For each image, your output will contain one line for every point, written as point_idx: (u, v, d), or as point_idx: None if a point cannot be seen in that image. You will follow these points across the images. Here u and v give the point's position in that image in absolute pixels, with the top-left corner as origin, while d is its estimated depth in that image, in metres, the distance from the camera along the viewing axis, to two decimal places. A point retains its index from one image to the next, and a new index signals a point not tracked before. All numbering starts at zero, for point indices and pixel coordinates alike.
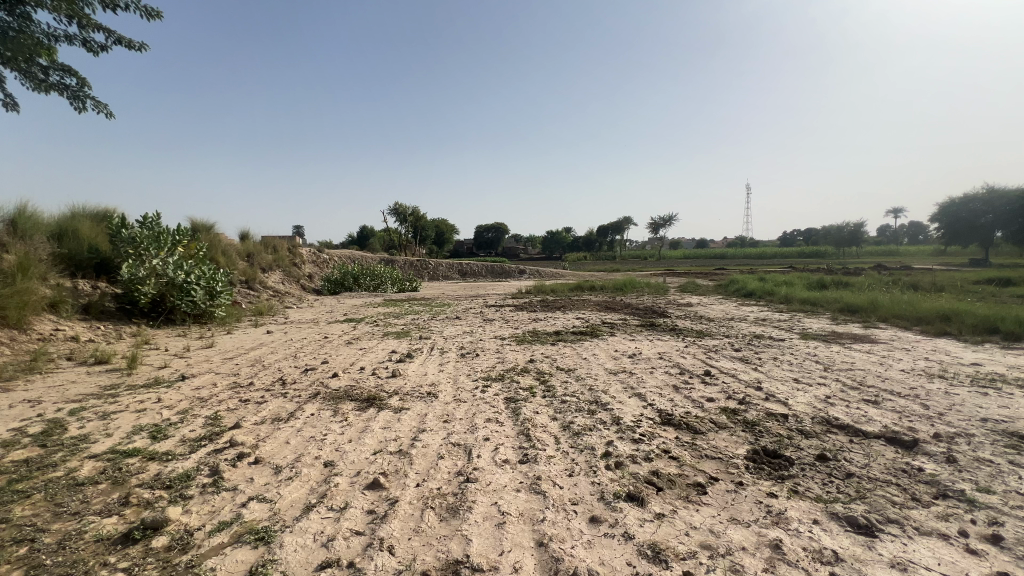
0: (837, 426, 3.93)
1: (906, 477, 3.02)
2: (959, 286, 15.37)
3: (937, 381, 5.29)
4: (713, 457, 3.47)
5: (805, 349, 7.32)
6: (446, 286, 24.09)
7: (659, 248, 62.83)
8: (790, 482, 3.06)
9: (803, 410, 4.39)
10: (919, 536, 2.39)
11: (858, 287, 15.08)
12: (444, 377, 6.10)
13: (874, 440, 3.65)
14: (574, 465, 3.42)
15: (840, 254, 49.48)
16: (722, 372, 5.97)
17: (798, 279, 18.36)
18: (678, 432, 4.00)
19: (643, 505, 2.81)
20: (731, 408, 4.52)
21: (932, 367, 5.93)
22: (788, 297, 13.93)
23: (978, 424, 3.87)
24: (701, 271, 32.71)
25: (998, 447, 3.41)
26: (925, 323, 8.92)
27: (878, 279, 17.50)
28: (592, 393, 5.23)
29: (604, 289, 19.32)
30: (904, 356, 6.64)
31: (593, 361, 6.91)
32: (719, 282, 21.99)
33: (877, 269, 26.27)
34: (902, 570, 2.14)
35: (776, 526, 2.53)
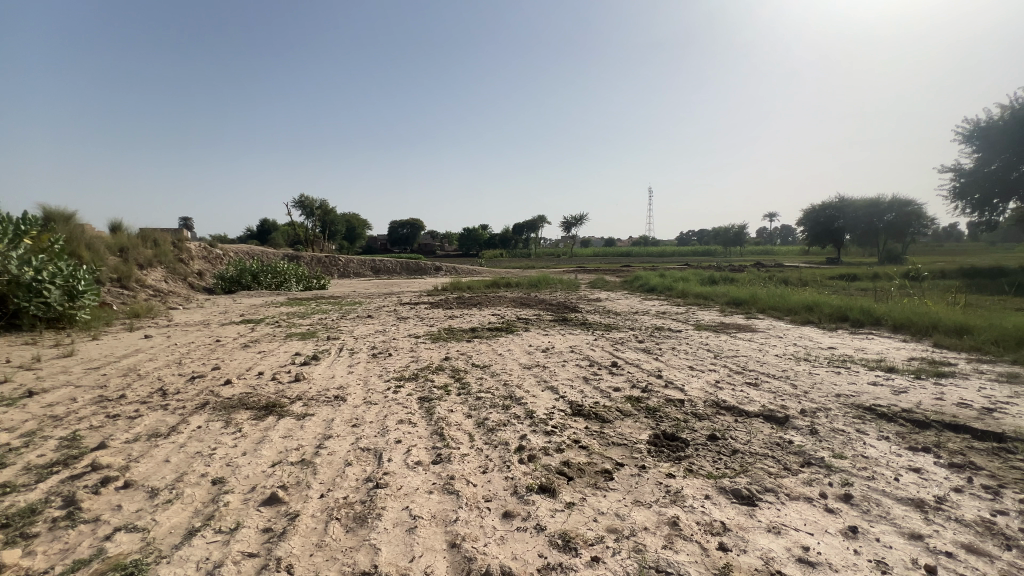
0: (725, 408, 4.35)
1: (779, 450, 3.41)
2: (819, 281, 17.88)
3: (802, 363, 6.08)
4: (619, 443, 3.65)
5: (698, 339, 8.03)
6: (357, 284, 23.07)
7: (571, 246, 65.55)
8: (686, 462, 3.32)
9: (697, 394, 4.80)
10: (789, 502, 2.71)
11: (740, 282, 16.91)
12: (355, 379, 5.80)
13: (755, 418, 4.08)
14: (488, 462, 3.42)
15: (728, 254, 55.34)
16: (627, 363, 6.34)
17: (692, 275, 20.20)
18: (588, 422, 4.16)
19: (554, 496, 2.88)
20: (634, 396, 4.81)
21: (799, 351, 6.81)
22: (684, 292, 15.21)
23: (833, 399, 4.51)
24: (610, 268, 34.62)
25: (849, 419, 3.99)
26: (793, 313, 10.24)
27: (757, 275, 19.82)
28: (506, 388, 5.28)
29: (519, 285, 19.66)
30: (777, 342, 7.56)
31: (508, 356, 7.00)
32: (625, 278, 23.43)
33: (756, 266, 29.81)
34: (777, 533, 2.40)
35: (673, 504, 2.73)
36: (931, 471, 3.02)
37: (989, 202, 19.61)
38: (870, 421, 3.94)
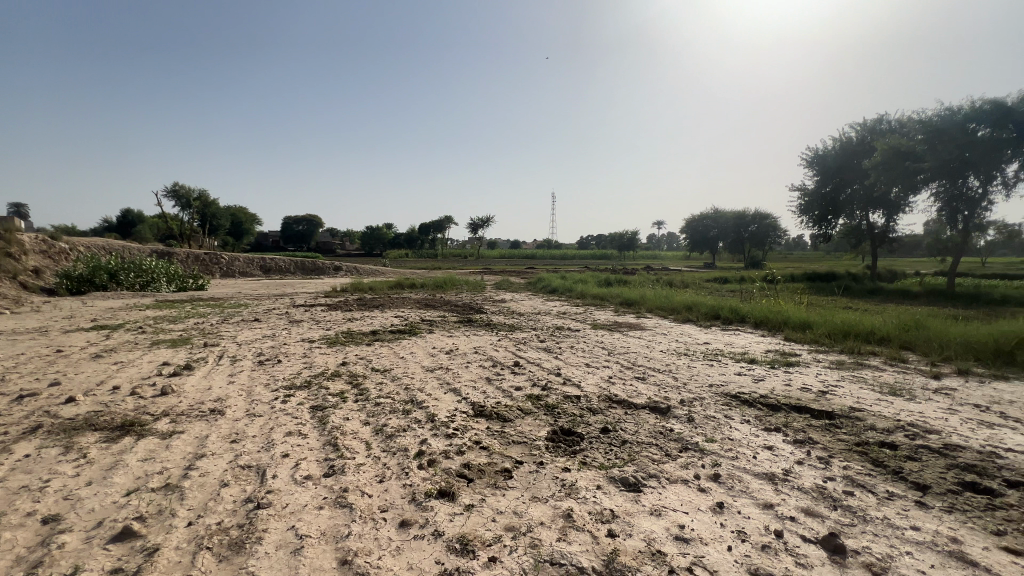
0: (616, 402, 4.65)
1: (662, 438, 3.73)
2: (698, 284, 19.97)
3: (683, 357, 6.73)
4: (519, 442, 3.73)
5: (595, 338, 8.51)
6: (243, 284, 20.90)
7: (478, 247, 65.82)
8: (580, 455, 3.48)
9: (591, 390, 5.08)
10: (669, 485, 2.96)
11: (633, 284, 18.32)
12: (237, 389, 5.24)
13: (642, 410, 4.42)
14: (386, 470, 3.28)
15: (622, 258, 59.50)
16: (529, 362, 6.52)
17: (591, 277, 21.38)
18: (489, 423, 4.19)
19: (454, 500, 2.85)
20: (535, 395, 4.96)
21: (680, 346, 7.54)
22: (583, 294, 16.07)
23: (707, 389, 5.05)
24: (516, 269, 35.39)
25: (718, 406, 4.49)
26: (676, 312, 11.31)
27: (647, 278, 21.55)
28: (408, 392, 5.13)
29: (424, 287, 19.28)
30: (663, 338, 8.29)
31: (411, 359, 6.81)
32: (529, 280, 24.04)
33: (647, 269, 32.44)
34: (657, 515, 2.61)
35: (568, 496, 2.84)
36: (781, 447, 3.51)
37: (825, 219, 23.21)
38: (735, 407, 4.47)
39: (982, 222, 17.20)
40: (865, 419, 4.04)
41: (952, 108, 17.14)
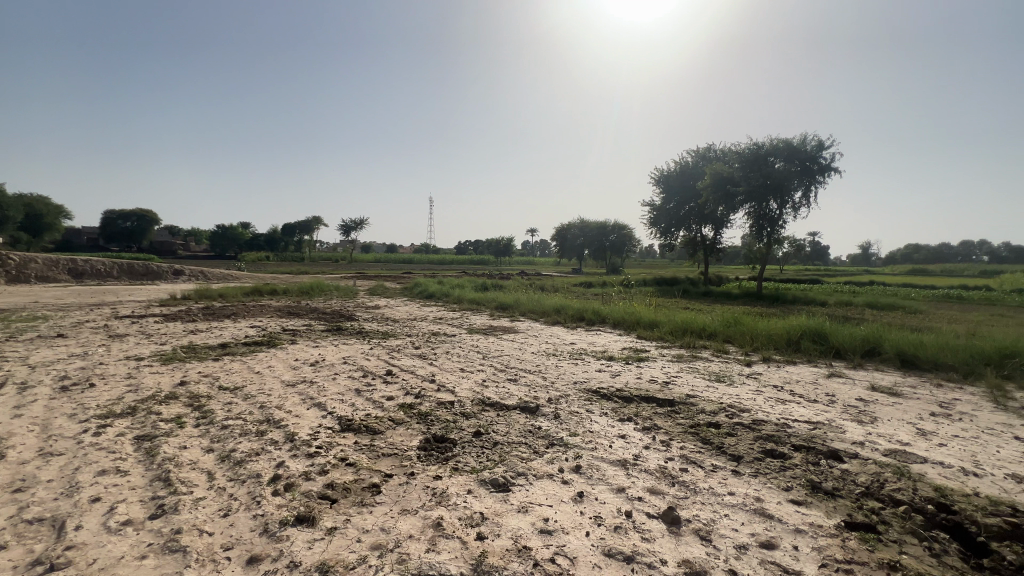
0: (489, 405, 4.74)
1: (531, 436, 3.91)
2: (566, 288, 21.50)
3: (551, 358, 7.16)
4: (389, 454, 3.59)
5: (470, 342, 8.59)
6: (43, 292, 16.83)
7: (350, 250, 62.07)
8: (452, 461, 3.48)
9: (465, 394, 5.11)
10: (536, 481, 3.10)
11: (508, 288, 18.94)
12: (26, 423, 4.18)
13: (513, 411, 4.58)
14: (233, 502, 2.90)
15: (499, 262, 61.16)
16: (402, 370, 6.33)
17: (468, 282, 21.58)
18: (358, 437, 3.97)
19: (314, 524, 2.63)
20: (407, 403, 4.83)
21: (550, 347, 7.99)
22: (459, 299, 16.15)
23: (573, 387, 5.43)
24: (392, 274, 34.10)
25: (581, 401, 4.86)
26: (548, 314, 11.97)
27: (522, 283, 22.46)
28: (263, 411, 4.61)
29: (287, 293, 17.60)
30: (534, 340, 8.72)
31: (268, 374, 6.14)
32: (405, 285, 23.36)
33: (522, 275, 33.81)
34: (525, 512, 2.72)
35: (439, 505, 2.81)
36: (632, 435, 3.92)
37: (669, 231, 26.58)
38: (596, 401, 4.88)
39: (779, 237, 21.27)
40: (698, 404, 4.71)
41: (759, 143, 21.13)
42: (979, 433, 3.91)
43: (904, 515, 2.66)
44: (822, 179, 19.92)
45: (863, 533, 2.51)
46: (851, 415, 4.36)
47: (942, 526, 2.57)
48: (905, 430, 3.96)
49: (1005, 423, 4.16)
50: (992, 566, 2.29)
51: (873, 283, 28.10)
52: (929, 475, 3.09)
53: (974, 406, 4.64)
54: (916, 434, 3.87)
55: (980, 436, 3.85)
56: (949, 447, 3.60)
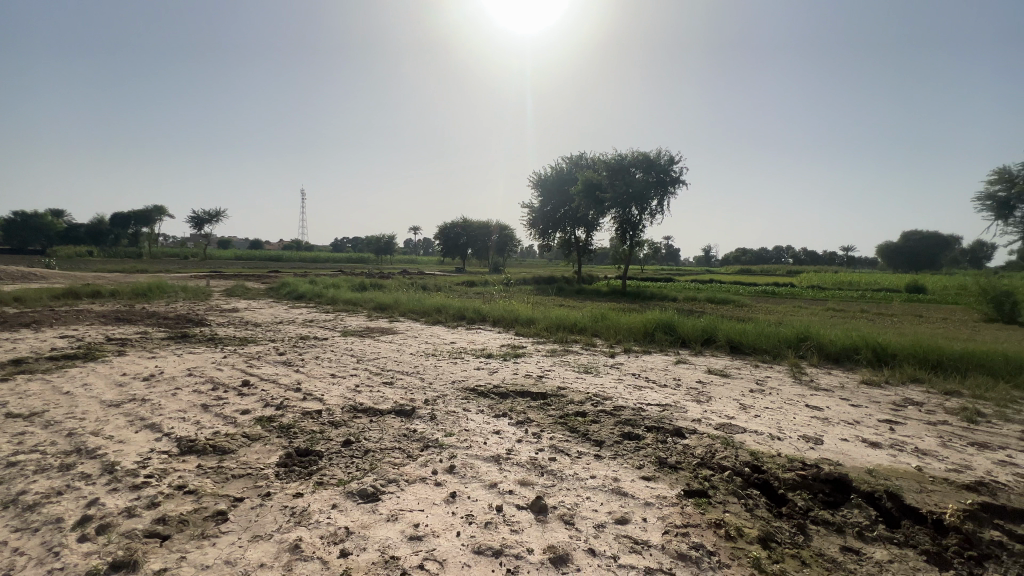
0: (361, 411, 4.49)
1: (405, 441, 3.79)
2: (449, 287, 21.43)
3: (430, 358, 7.05)
4: (241, 475, 3.20)
5: (344, 345, 8.07)
6: None
7: (202, 245, 54.28)
8: (316, 476, 3.22)
9: (335, 402, 4.77)
10: (408, 487, 3.01)
11: (388, 288, 18.23)
12: None
13: (388, 416, 4.40)
14: (20, 557, 2.32)
15: (379, 261, 58.59)
16: (262, 379, 5.70)
17: (344, 282, 20.22)
18: (203, 459, 3.47)
19: (136, 570, 2.22)
20: (267, 416, 4.35)
21: (429, 348, 7.87)
22: (334, 300, 15.08)
23: (450, 386, 5.40)
24: (256, 274, 30.59)
25: (458, 400, 4.86)
26: (429, 314, 11.77)
27: (404, 283, 21.74)
28: (73, 439, 3.78)
29: (115, 295, 14.75)
30: (413, 341, 8.52)
31: (82, 394, 5.06)
32: (271, 285, 21.11)
33: (405, 274, 32.84)
34: (394, 520, 2.62)
35: (298, 525, 2.57)
36: (506, 430, 4.02)
37: (547, 232, 27.96)
38: (473, 399, 4.92)
39: (639, 240, 23.70)
40: (568, 395, 5.00)
41: (622, 154, 23.34)
42: (783, 403, 4.78)
43: (728, 478, 3.13)
44: (672, 190, 22.67)
45: (697, 498, 2.89)
46: (692, 396, 5.00)
47: (755, 484, 3.08)
48: (732, 406, 4.66)
49: (800, 394, 5.14)
50: (788, 512, 2.80)
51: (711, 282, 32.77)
52: (747, 442, 3.68)
53: (780, 382, 5.65)
54: (740, 408, 4.59)
55: (783, 405, 4.71)
56: (761, 417, 4.34)
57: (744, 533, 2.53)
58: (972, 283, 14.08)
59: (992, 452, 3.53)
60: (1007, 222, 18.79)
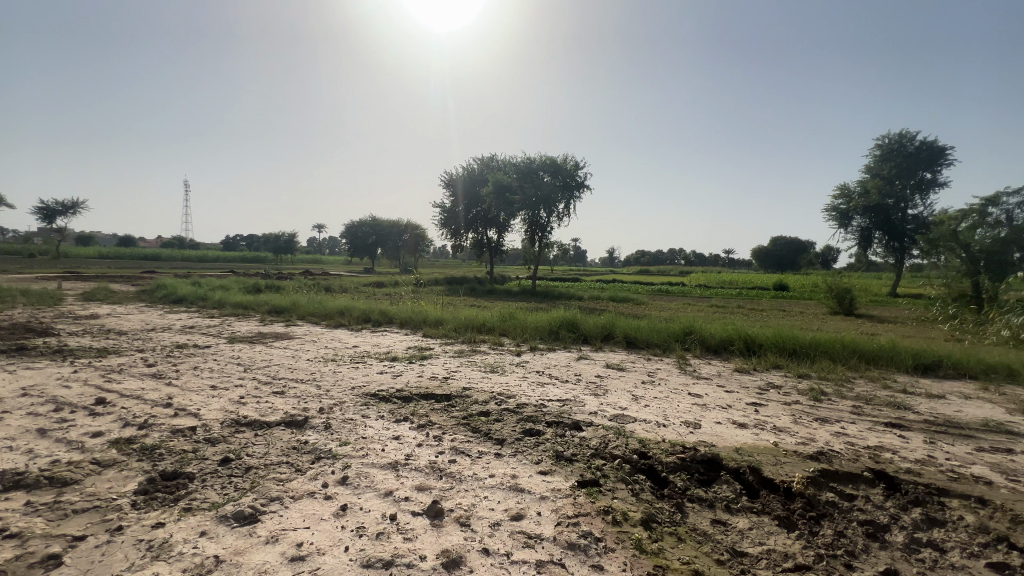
0: (244, 425, 4.08)
1: (294, 454, 3.52)
2: (355, 288, 20.45)
3: (329, 363, 6.63)
4: (85, 509, 2.74)
5: (229, 353, 7.31)
6: None
7: (53, 242, 46.19)
8: (184, 501, 2.86)
9: (213, 416, 4.29)
10: (293, 503, 2.79)
11: (285, 290, 16.91)
12: None
13: (276, 428, 4.04)
14: None
15: (277, 261, 54.14)
16: (123, 396, 4.95)
17: (234, 283, 18.41)
18: (35, 494, 2.92)
19: None
20: (125, 438, 3.78)
21: (328, 352, 7.41)
22: (221, 302, 13.65)
23: (349, 392, 5.12)
24: (125, 275, 26.76)
25: (357, 407, 4.62)
26: (330, 317, 11.10)
27: (305, 284, 20.33)
28: None
29: None
30: (311, 346, 7.97)
31: None
32: (142, 288, 18.52)
33: (307, 274, 30.77)
34: (274, 541, 2.40)
35: (155, 561, 2.26)
36: (406, 435, 3.90)
37: (458, 232, 27.79)
38: (373, 405, 4.71)
39: (548, 241, 24.52)
40: (473, 395, 4.99)
41: (530, 158, 24.00)
42: (669, 393, 5.19)
43: (618, 466, 3.32)
44: (578, 194, 23.79)
45: (589, 488, 3.03)
46: (591, 390, 5.25)
47: (642, 470, 3.29)
48: (625, 398, 4.96)
49: (684, 383, 5.64)
50: (669, 493, 3.04)
51: (614, 282, 34.86)
52: (636, 431, 3.94)
53: (669, 373, 6.14)
54: (632, 400, 4.90)
55: (669, 394, 5.12)
56: (650, 406, 4.67)
57: (629, 517, 2.69)
58: (823, 282, 16.48)
59: (830, 425, 4.15)
60: (846, 231, 22.29)
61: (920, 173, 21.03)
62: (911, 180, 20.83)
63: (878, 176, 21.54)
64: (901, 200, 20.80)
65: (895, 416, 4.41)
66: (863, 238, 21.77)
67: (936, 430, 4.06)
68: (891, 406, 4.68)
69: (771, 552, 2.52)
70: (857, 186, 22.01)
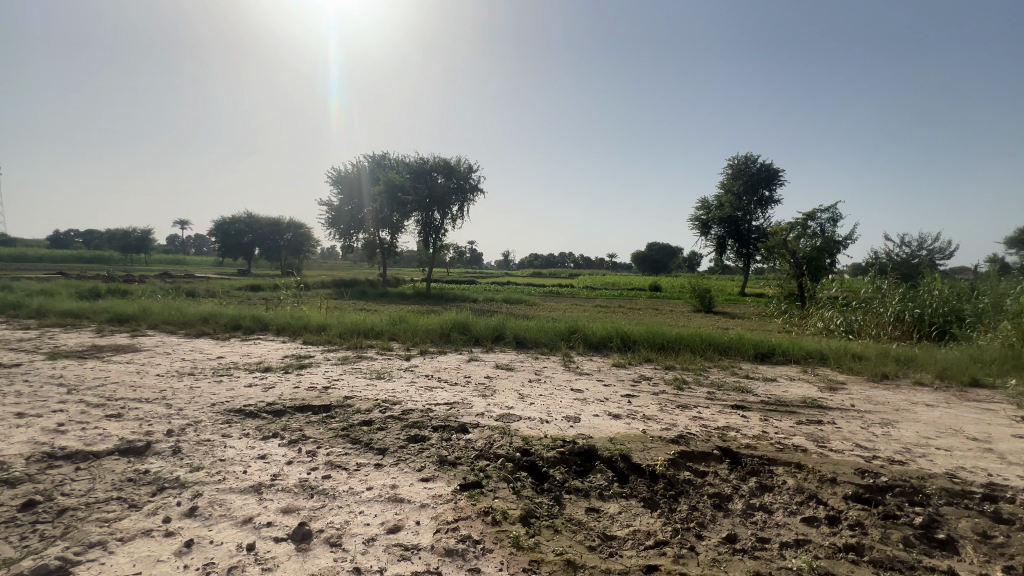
0: (61, 458, 3.37)
1: (129, 487, 2.99)
2: (224, 292, 18.28)
3: (184, 378, 5.79)
4: None
5: (47, 372, 6.01)
6: None
7: None
8: None
9: (16, 451, 3.48)
10: (121, 547, 2.37)
11: (133, 295, 14.50)
12: None
13: (106, 459, 3.41)
14: None
15: (125, 261, 46.31)
16: None
17: (63, 286, 15.33)
18: None
19: None
20: None
21: (184, 366, 6.47)
22: (41, 311, 11.23)
23: (207, 410, 4.50)
24: None
25: (216, 426, 4.09)
26: (189, 326, 9.73)
27: (159, 287, 17.64)
28: None
29: None
30: (163, 359, 6.90)
31: None
32: None
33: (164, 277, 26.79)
34: None
35: None
36: (274, 453, 3.54)
37: (347, 232, 26.24)
38: (236, 422, 4.20)
39: (443, 244, 24.30)
40: (355, 404, 4.70)
41: (423, 159, 23.64)
42: (553, 390, 5.41)
43: (501, 466, 3.35)
44: (472, 197, 23.98)
45: (471, 490, 3.01)
46: (479, 392, 5.27)
47: (524, 467, 3.36)
48: (512, 397, 5.05)
49: (567, 379, 5.92)
50: (548, 487, 3.14)
51: (507, 283, 35.74)
52: (521, 429, 4.02)
53: (554, 370, 6.40)
54: (519, 398, 5.01)
55: (553, 391, 5.34)
56: (535, 404, 4.81)
57: (508, 516, 2.72)
58: (688, 284, 18.56)
59: (689, 410, 4.65)
60: (706, 238, 25.39)
61: (762, 191, 24.70)
62: (755, 197, 24.38)
63: (730, 191, 24.88)
64: (747, 213, 24.27)
65: (739, 399, 5.08)
66: (719, 245, 24.98)
67: (769, 409, 4.75)
68: (737, 390, 5.39)
69: (636, 532, 2.73)
70: (715, 199, 25.19)
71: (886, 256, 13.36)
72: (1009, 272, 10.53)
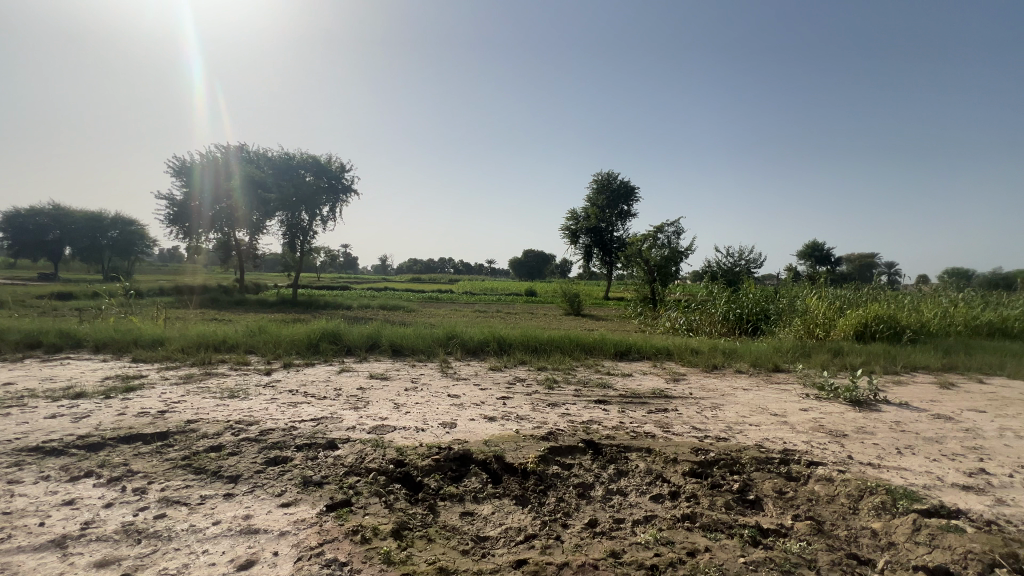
0: None
1: None
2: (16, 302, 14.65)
3: None
4: None
5: None
6: None
7: None
8: None
9: None
10: None
11: None
12: None
13: None
14: None
15: None
16: None
17: None
18: None
19: None
20: None
21: None
22: None
23: None
24: None
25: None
26: None
27: None
28: None
29: None
30: None
31: None
32: None
33: None
34: None
35: None
36: (87, 496, 2.94)
37: (192, 232, 22.83)
38: (31, 464, 3.38)
39: (311, 247, 22.55)
40: (199, 428, 4.10)
41: (288, 154, 21.85)
42: (429, 397, 5.34)
43: (372, 480, 3.21)
44: (344, 199, 22.76)
45: (338, 510, 2.83)
46: (350, 404, 4.98)
47: (397, 479, 3.27)
48: (386, 407, 4.87)
49: (444, 385, 5.89)
50: (422, 497, 3.10)
51: (384, 289, 34.50)
52: (395, 440, 3.89)
53: (432, 377, 6.33)
54: (393, 408, 4.85)
55: (429, 398, 5.27)
56: (410, 413, 4.70)
57: (378, 532, 2.62)
58: (559, 289, 19.84)
59: (558, 408, 4.95)
60: (575, 246, 27.36)
61: (622, 206, 27.47)
62: (615, 211, 27.00)
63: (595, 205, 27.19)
64: (609, 224, 26.76)
65: (601, 394, 5.57)
66: (587, 253, 27.11)
67: (626, 401, 5.29)
68: (599, 386, 5.90)
69: (508, 530, 2.83)
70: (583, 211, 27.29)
71: (716, 264, 15.81)
72: (799, 279, 13.20)
